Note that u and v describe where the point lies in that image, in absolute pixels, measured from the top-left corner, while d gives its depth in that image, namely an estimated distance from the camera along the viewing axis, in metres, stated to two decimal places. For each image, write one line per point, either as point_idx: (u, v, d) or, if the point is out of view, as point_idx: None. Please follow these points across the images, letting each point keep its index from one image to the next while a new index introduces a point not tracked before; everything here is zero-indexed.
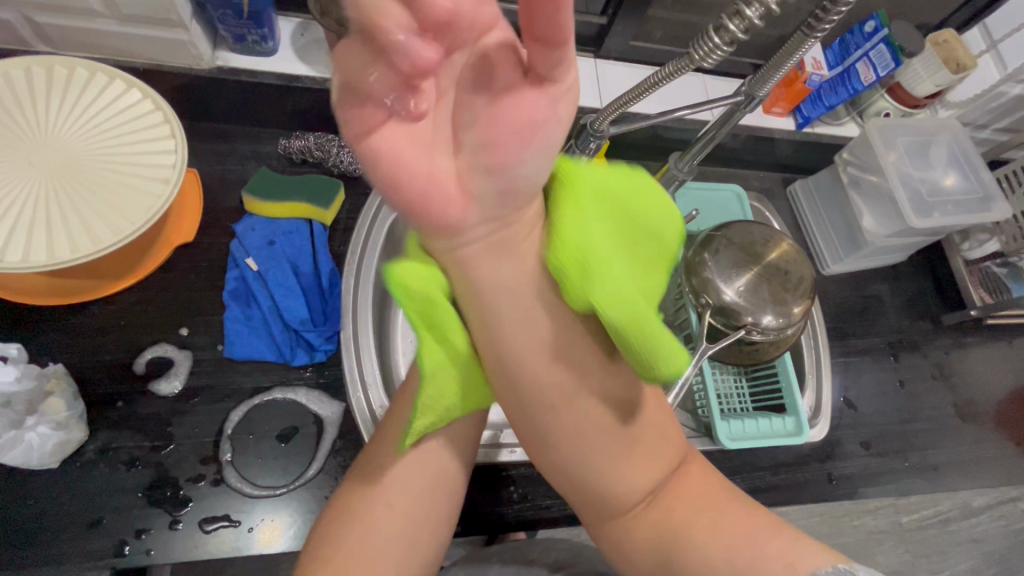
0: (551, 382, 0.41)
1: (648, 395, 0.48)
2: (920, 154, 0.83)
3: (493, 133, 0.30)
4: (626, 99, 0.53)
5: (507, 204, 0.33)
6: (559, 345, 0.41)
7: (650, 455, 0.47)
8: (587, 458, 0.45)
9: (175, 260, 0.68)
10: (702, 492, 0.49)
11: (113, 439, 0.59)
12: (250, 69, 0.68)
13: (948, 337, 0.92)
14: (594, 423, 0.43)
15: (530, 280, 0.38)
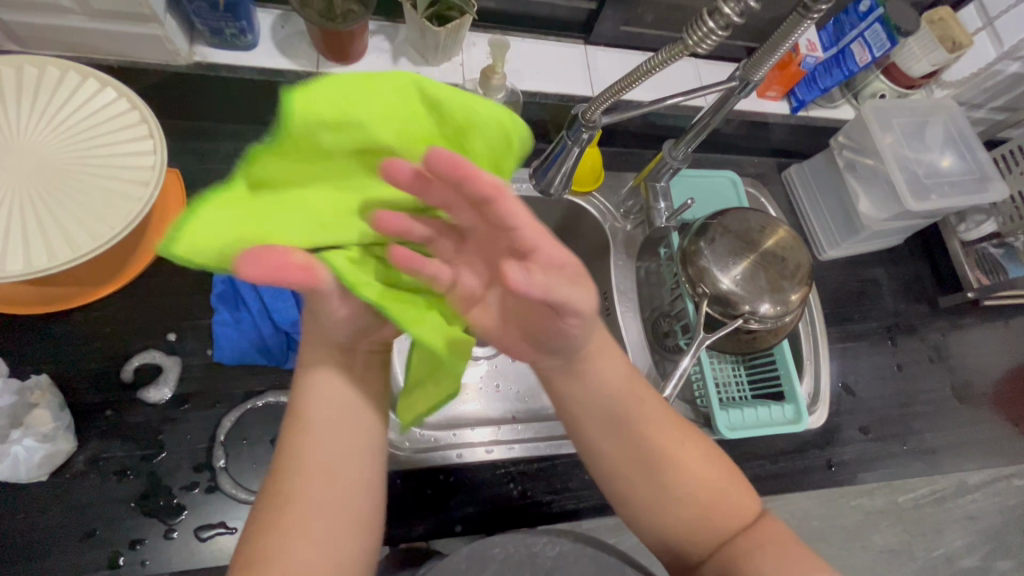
0: (620, 442, 0.48)
1: (713, 457, 0.50)
2: (917, 135, 0.82)
3: (551, 330, 0.39)
4: (618, 88, 0.52)
5: (572, 352, 0.42)
6: (628, 410, 0.47)
7: (724, 504, 0.48)
8: (658, 506, 0.48)
9: (160, 263, 0.66)
10: (779, 537, 0.49)
11: (103, 449, 0.58)
12: (230, 64, 0.66)
13: (945, 320, 0.92)
14: (665, 476, 0.47)
15: (607, 394, 0.47)
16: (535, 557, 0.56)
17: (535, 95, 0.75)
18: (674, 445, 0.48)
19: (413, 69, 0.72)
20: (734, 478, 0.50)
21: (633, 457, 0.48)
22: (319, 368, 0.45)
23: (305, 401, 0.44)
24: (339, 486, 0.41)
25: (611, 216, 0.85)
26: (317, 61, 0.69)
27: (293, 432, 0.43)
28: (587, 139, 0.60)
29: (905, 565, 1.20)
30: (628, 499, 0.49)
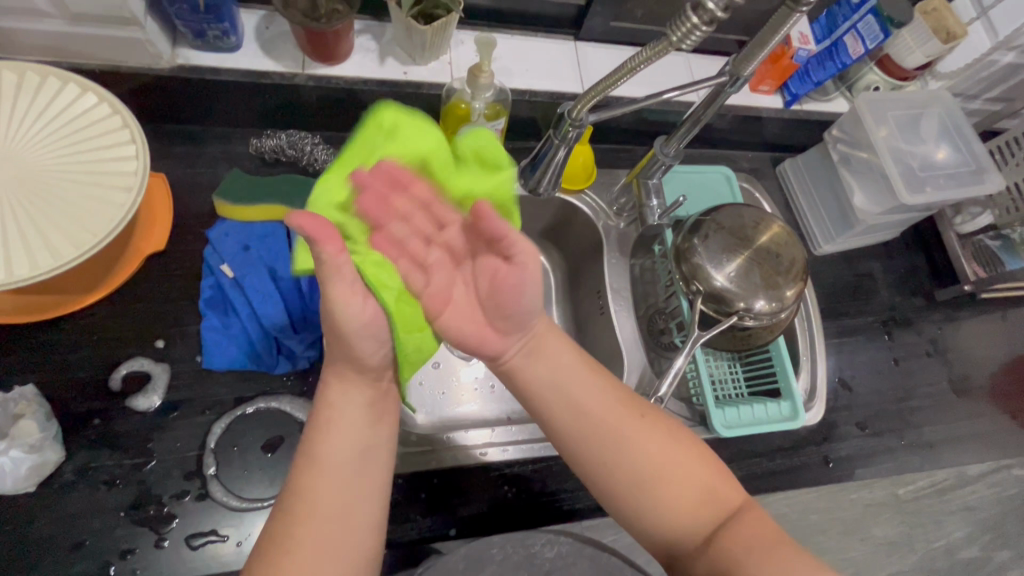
0: (575, 417, 0.49)
1: (679, 442, 0.50)
2: (911, 128, 0.81)
3: (500, 295, 0.45)
4: (604, 86, 0.51)
5: (522, 326, 0.48)
6: (582, 392, 0.50)
7: (698, 488, 0.48)
8: (627, 484, 0.48)
9: (146, 270, 0.65)
10: (767, 532, 0.47)
11: (92, 458, 0.57)
12: (214, 66, 0.65)
13: (941, 312, 0.92)
14: (625, 454, 0.48)
15: (569, 371, 0.50)
16: (533, 559, 0.55)
17: (524, 93, 0.74)
18: (637, 425, 0.49)
19: (400, 68, 0.71)
20: (711, 466, 0.50)
21: (589, 433, 0.49)
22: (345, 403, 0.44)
23: (323, 436, 0.43)
24: (351, 525, 0.41)
25: (605, 214, 0.84)
26: (303, 62, 0.68)
27: (308, 468, 0.42)
28: (575, 136, 0.59)
29: (905, 558, 1.20)
30: (597, 477, 0.49)
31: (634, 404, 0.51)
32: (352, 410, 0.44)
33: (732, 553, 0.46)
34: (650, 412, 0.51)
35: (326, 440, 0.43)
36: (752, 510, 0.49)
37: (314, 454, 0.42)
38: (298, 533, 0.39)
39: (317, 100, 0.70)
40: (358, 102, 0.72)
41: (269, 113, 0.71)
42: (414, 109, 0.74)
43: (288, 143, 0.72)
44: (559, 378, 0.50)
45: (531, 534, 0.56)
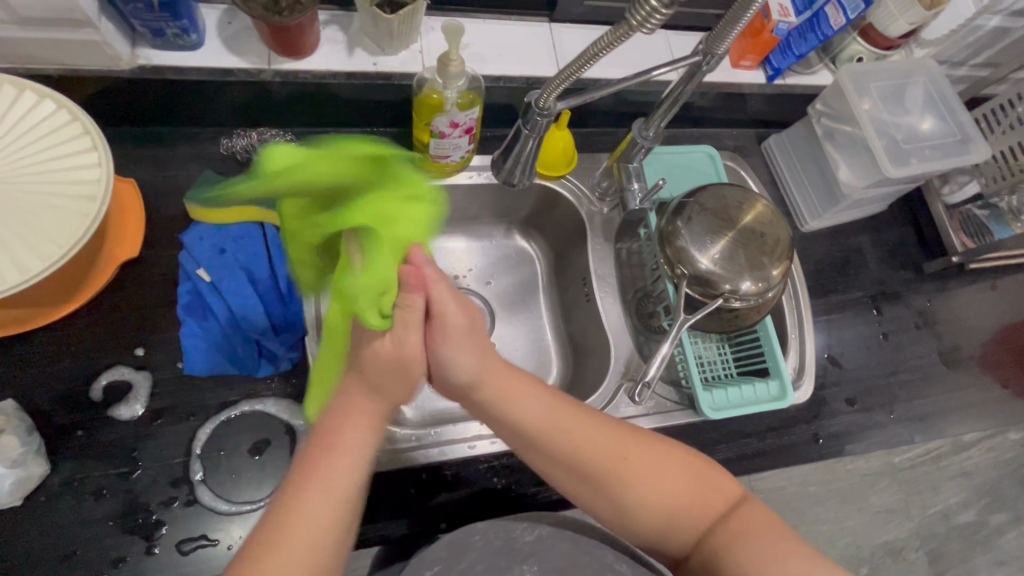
0: (570, 467, 0.52)
1: (673, 457, 0.53)
2: (896, 99, 0.80)
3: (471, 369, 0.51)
4: (569, 73, 0.50)
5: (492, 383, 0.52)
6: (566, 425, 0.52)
7: (691, 502, 0.52)
8: (629, 515, 0.52)
9: (121, 278, 0.65)
10: (759, 525, 0.52)
11: (77, 470, 0.57)
12: (176, 66, 0.63)
13: (930, 284, 0.91)
14: (623, 491, 0.51)
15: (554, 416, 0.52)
16: (513, 543, 0.56)
17: (499, 79, 0.72)
18: (629, 451, 0.52)
19: (369, 59, 0.69)
20: (702, 474, 0.53)
21: (586, 481, 0.52)
22: (353, 426, 0.46)
23: (323, 453, 0.45)
24: (333, 538, 0.43)
25: (587, 199, 0.83)
26: (269, 57, 0.66)
27: (309, 485, 0.43)
28: (543, 126, 0.59)
29: (902, 525, 1.21)
30: (602, 497, 0.52)
31: (623, 437, 0.53)
32: (353, 444, 0.46)
33: (730, 553, 0.50)
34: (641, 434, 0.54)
35: (322, 460, 0.44)
36: (747, 506, 0.53)
37: (308, 469, 0.44)
38: (284, 540, 0.41)
39: (286, 96, 0.69)
40: (329, 96, 0.70)
41: (238, 111, 0.70)
42: (386, 101, 0.72)
43: (259, 142, 0.70)
44: (547, 431, 0.51)
45: (513, 519, 0.57)
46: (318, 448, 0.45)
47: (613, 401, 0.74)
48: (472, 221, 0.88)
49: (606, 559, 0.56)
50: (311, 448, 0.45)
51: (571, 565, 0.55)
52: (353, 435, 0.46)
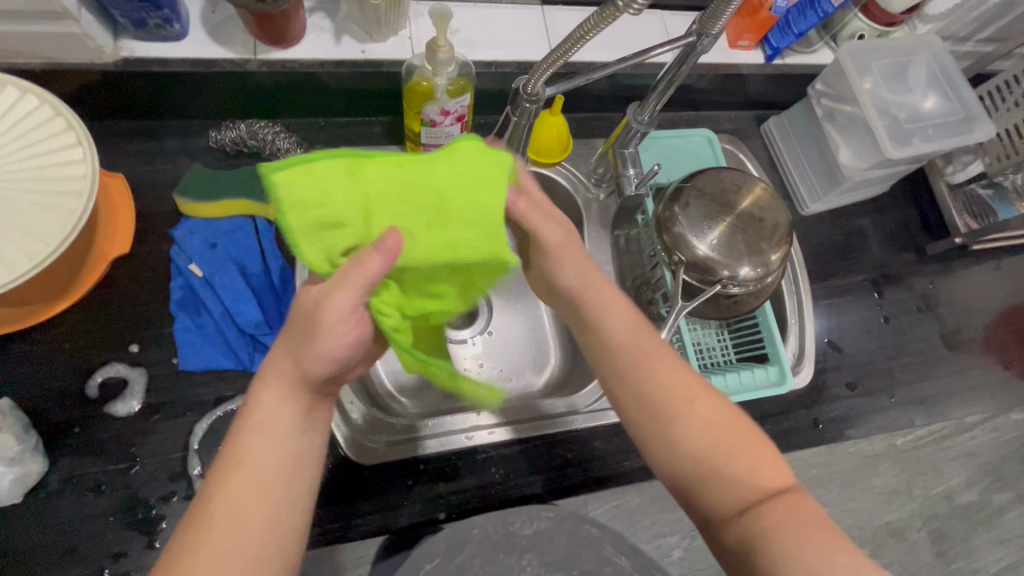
0: (640, 392, 0.52)
1: (733, 421, 0.51)
2: (897, 77, 0.78)
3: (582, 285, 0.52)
4: (556, 57, 0.49)
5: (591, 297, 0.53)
6: (648, 349, 0.53)
7: (739, 463, 0.49)
8: (677, 457, 0.50)
9: (112, 274, 0.64)
10: (802, 516, 0.47)
11: (77, 466, 0.57)
12: (160, 57, 0.62)
13: (933, 267, 0.90)
14: (680, 427, 0.50)
15: (639, 343, 0.53)
16: (511, 535, 0.61)
17: (490, 65, 0.71)
18: (691, 398, 0.51)
19: (357, 46, 0.68)
20: (760, 446, 0.50)
21: (645, 408, 0.51)
22: (266, 402, 0.43)
23: (239, 442, 0.43)
24: (266, 529, 0.41)
25: (584, 186, 0.81)
26: (254, 46, 0.65)
27: (229, 476, 0.42)
28: (531, 113, 0.58)
29: (904, 505, 1.21)
30: (660, 426, 0.51)
31: (698, 386, 0.52)
32: (281, 418, 0.43)
33: (766, 532, 0.46)
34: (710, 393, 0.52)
35: (235, 450, 0.42)
36: (792, 494, 0.48)
37: (225, 458, 0.42)
38: (208, 538, 0.40)
39: (274, 86, 0.67)
40: (318, 86, 0.69)
41: (226, 103, 0.69)
42: (376, 88, 0.71)
43: (247, 133, 0.71)
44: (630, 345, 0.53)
45: (512, 513, 0.61)
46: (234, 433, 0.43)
47: None
48: None
49: (604, 552, 0.62)
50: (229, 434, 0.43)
51: (567, 558, 0.62)
52: (266, 411, 0.43)
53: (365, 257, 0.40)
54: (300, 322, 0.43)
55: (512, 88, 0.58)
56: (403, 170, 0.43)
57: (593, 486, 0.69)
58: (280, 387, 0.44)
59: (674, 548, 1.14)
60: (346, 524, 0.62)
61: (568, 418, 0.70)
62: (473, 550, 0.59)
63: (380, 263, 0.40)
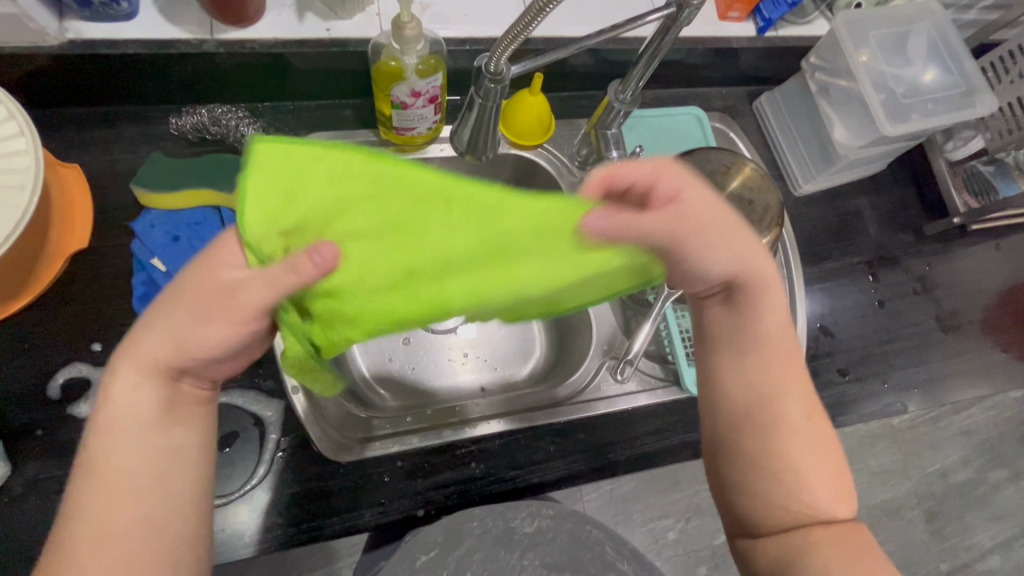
0: (748, 388, 0.47)
1: (828, 449, 0.46)
2: (896, 49, 0.74)
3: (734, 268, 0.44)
4: (518, 32, 0.47)
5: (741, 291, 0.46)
6: (773, 355, 0.47)
7: (816, 489, 0.45)
8: (753, 459, 0.46)
9: (72, 270, 0.62)
10: (860, 553, 0.43)
11: (39, 469, 0.55)
12: (110, 39, 0.58)
13: (931, 247, 0.87)
14: (783, 438, 0.45)
15: (774, 345, 0.47)
16: (512, 532, 0.62)
17: (464, 42, 0.67)
18: (794, 415, 0.46)
19: (322, 25, 0.64)
20: (841, 478, 0.46)
21: (750, 403, 0.46)
22: (125, 396, 0.39)
23: (96, 446, 0.39)
24: (151, 527, 0.39)
25: (567, 170, 0.77)
26: (211, 26, 0.61)
27: (88, 485, 0.38)
28: (497, 92, 0.57)
29: (899, 484, 1.21)
30: (749, 431, 0.46)
31: (805, 405, 0.47)
32: (137, 405, 0.39)
33: (811, 553, 0.43)
34: (818, 415, 0.47)
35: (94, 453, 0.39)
36: (851, 527, 0.45)
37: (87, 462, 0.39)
38: (73, 552, 0.37)
39: (235, 68, 0.64)
40: (283, 67, 0.65)
41: (186, 87, 0.65)
42: (344, 69, 0.67)
43: (210, 120, 0.67)
44: (773, 339, 0.46)
45: (512, 509, 0.62)
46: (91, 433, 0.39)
47: (595, 379, 0.72)
48: None
49: (607, 557, 0.64)
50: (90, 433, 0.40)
51: (571, 560, 0.63)
52: (123, 407, 0.39)
53: (299, 264, 0.35)
54: (186, 297, 0.39)
55: (476, 66, 0.57)
56: (398, 182, 0.35)
57: (579, 480, 0.68)
58: (138, 376, 0.39)
59: (669, 531, 1.13)
60: (321, 524, 0.60)
61: (551, 411, 0.68)
62: (474, 545, 0.60)
63: (314, 275, 0.35)
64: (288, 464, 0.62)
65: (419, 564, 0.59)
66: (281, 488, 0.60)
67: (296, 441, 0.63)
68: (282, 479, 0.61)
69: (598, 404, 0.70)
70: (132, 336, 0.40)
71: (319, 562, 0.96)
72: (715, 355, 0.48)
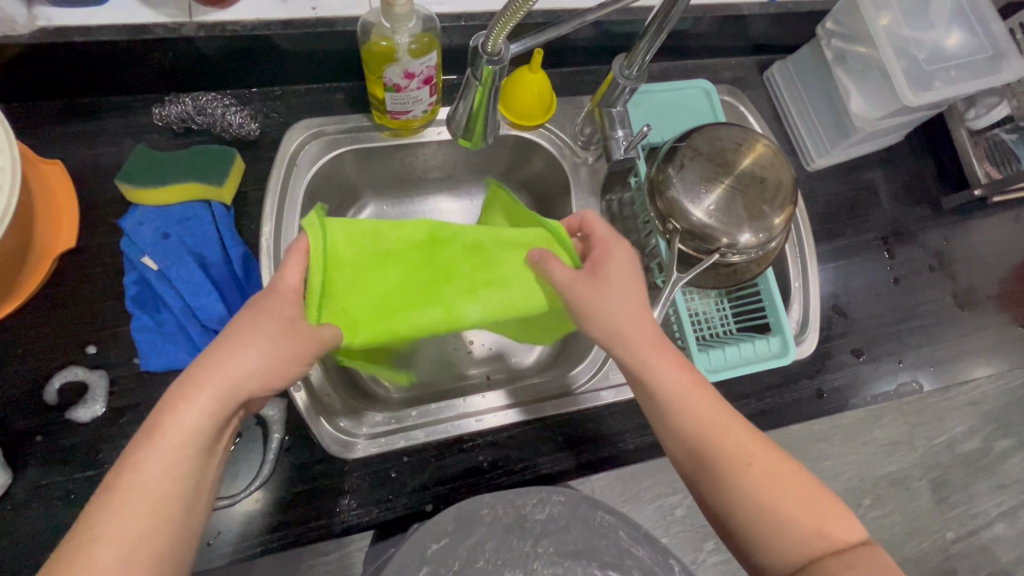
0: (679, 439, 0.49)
1: (791, 474, 0.46)
2: (919, 10, 0.70)
3: (629, 333, 0.50)
4: (512, 12, 0.44)
5: (637, 346, 0.50)
6: (692, 403, 0.49)
7: (800, 519, 0.45)
8: (729, 513, 0.47)
9: (63, 271, 0.60)
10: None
11: (42, 475, 0.54)
12: (82, 26, 0.55)
13: (947, 221, 0.84)
14: (739, 476, 0.46)
15: (696, 389, 0.49)
16: (524, 520, 0.60)
17: (459, 18, 0.63)
18: (743, 453, 0.47)
19: (307, 3, 0.60)
20: (824, 500, 0.46)
21: (686, 448, 0.49)
22: (191, 423, 0.40)
23: (139, 467, 0.39)
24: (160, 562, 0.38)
25: (570, 150, 0.74)
26: (189, 8, 0.57)
27: (115, 501, 0.38)
28: (497, 74, 0.54)
29: (906, 456, 1.21)
30: (703, 475, 0.48)
31: (751, 435, 0.48)
32: (190, 430, 0.40)
33: None
34: (767, 444, 0.48)
35: (132, 478, 0.38)
36: (862, 549, 0.43)
37: (122, 491, 0.38)
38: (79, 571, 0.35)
39: (217, 53, 0.60)
40: (269, 50, 0.61)
41: (169, 75, 0.62)
42: (333, 51, 0.64)
43: (196, 109, 0.64)
44: (681, 403, 0.48)
45: (523, 496, 0.61)
46: (132, 454, 0.39)
47: (603, 367, 0.70)
48: (449, 180, 0.80)
49: (622, 543, 0.60)
50: (122, 456, 0.39)
51: (587, 548, 0.59)
52: (185, 432, 0.40)
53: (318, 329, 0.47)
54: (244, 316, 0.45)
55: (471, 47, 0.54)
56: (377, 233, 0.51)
57: (590, 470, 0.66)
58: (213, 403, 0.41)
59: (676, 507, 1.14)
60: (330, 521, 0.60)
61: (557, 403, 0.67)
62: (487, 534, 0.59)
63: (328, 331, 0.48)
64: (293, 462, 0.61)
65: (429, 553, 0.57)
66: (287, 486, 0.60)
67: (301, 439, 0.62)
68: (286, 478, 0.60)
69: (605, 392, 0.68)
70: (202, 359, 0.42)
71: (332, 547, 0.97)
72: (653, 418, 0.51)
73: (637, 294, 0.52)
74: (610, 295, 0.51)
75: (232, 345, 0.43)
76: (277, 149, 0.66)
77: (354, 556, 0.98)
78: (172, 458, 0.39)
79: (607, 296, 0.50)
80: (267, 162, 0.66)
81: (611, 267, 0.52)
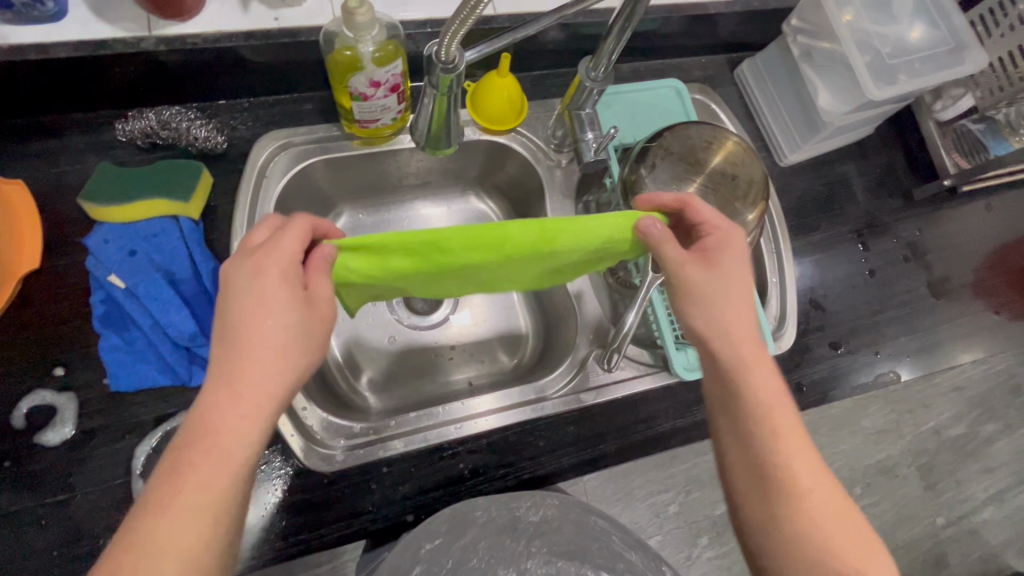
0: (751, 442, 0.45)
1: (855, 520, 0.43)
2: (881, 5, 0.70)
3: (732, 324, 0.48)
4: (462, 16, 0.43)
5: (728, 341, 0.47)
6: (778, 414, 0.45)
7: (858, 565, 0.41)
8: (779, 533, 0.43)
9: (27, 292, 0.59)
10: None
11: (12, 501, 0.53)
12: (38, 43, 0.54)
13: (920, 212, 0.85)
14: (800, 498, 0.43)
15: (781, 400, 0.46)
16: (517, 522, 0.59)
17: (424, 24, 0.63)
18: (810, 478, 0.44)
19: (269, 14, 0.60)
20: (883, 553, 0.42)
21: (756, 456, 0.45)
22: (238, 424, 0.37)
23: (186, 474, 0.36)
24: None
25: (542, 153, 0.74)
26: (148, 22, 0.57)
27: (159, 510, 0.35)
28: (454, 81, 0.53)
29: (894, 444, 1.22)
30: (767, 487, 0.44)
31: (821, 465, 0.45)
32: (239, 432, 0.37)
33: None
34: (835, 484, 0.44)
35: (180, 486, 0.35)
36: None
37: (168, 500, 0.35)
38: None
39: (179, 67, 0.59)
40: (233, 63, 0.61)
41: (129, 90, 0.61)
42: (298, 62, 0.63)
43: (160, 123, 0.64)
44: (764, 414, 0.45)
45: (516, 498, 0.59)
46: (181, 460, 0.36)
47: (582, 369, 0.69)
48: (424, 187, 0.79)
49: (614, 547, 0.60)
50: (158, 470, 0.36)
51: (579, 548, 0.59)
52: (235, 439, 0.37)
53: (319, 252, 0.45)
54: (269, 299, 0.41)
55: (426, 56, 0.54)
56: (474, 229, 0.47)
57: (573, 472, 0.67)
58: (260, 400, 0.38)
59: (669, 504, 1.14)
60: (310, 536, 0.59)
61: (537, 406, 0.66)
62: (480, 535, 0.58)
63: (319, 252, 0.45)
64: (269, 477, 0.60)
65: (422, 553, 0.56)
66: (265, 503, 0.59)
67: (277, 453, 0.61)
68: (262, 494, 0.59)
69: (586, 395, 0.67)
70: (242, 354, 0.39)
71: (323, 559, 0.96)
72: (722, 408, 0.48)
73: (748, 289, 0.49)
74: (723, 282, 0.49)
75: (254, 329, 0.40)
76: (246, 161, 0.65)
77: (345, 567, 0.97)
78: (215, 460, 0.36)
79: (720, 286, 0.48)
80: (236, 174, 0.65)
81: (728, 257, 0.50)
